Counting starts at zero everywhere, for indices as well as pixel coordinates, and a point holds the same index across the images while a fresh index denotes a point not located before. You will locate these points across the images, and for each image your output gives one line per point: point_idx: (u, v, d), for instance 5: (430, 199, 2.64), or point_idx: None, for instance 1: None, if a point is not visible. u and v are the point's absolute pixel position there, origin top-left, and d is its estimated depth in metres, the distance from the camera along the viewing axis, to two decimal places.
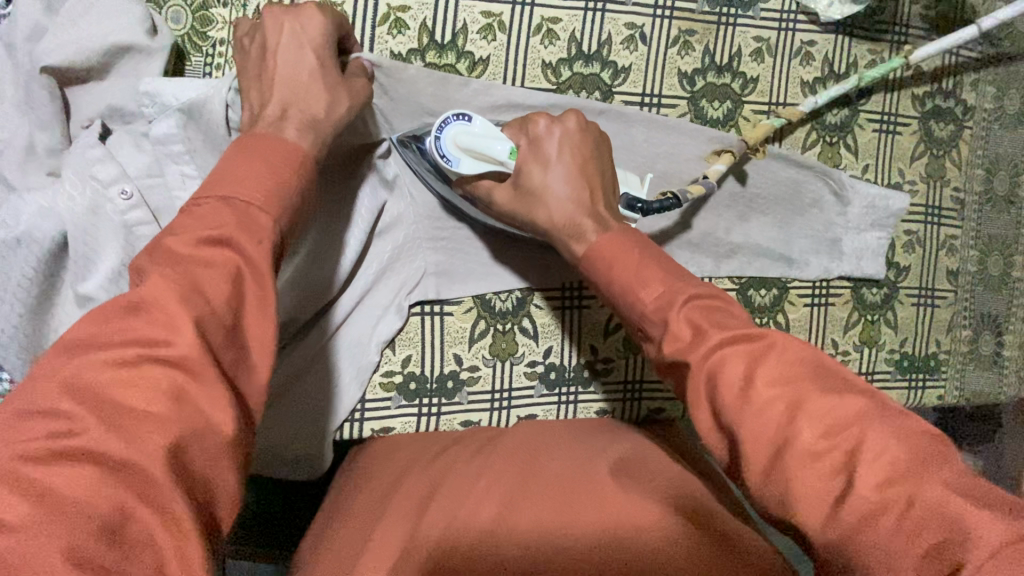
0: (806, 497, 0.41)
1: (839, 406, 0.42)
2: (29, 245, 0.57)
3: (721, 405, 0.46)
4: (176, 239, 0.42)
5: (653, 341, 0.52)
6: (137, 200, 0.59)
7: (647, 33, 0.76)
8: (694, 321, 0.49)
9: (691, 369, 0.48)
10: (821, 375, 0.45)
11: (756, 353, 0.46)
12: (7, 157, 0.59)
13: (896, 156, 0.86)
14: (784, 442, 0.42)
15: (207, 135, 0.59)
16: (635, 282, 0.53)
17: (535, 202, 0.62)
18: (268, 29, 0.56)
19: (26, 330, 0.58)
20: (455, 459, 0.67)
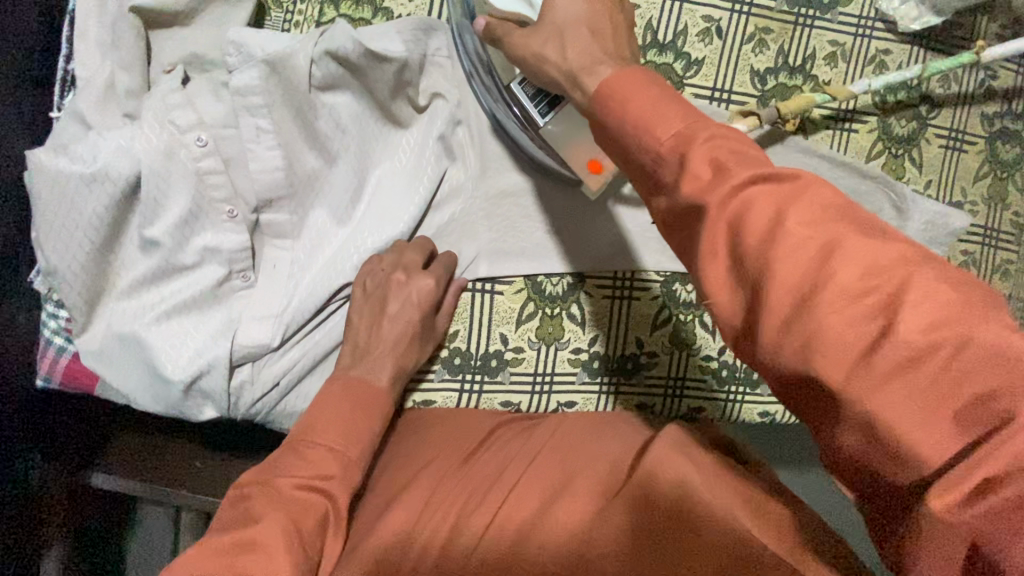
0: (832, 346, 0.32)
1: (879, 249, 0.33)
2: (102, 183, 0.57)
3: (743, 251, 0.36)
4: (285, 479, 0.54)
5: (665, 192, 0.40)
6: (211, 148, 0.59)
7: (723, 27, 0.76)
8: (716, 158, 0.38)
9: (708, 213, 0.37)
10: (858, 219, 0.35)
11: (789, 194, 0.35)
12: (86, 96, 0.58)
13: (960, 174, 0.85)
14: (813, 286, 0.33)
15: (286, 89, 0.60)
16: (648, 118, 0.41)
17: (544, 39, 0.50)
18: (392, 294, 0.67)
19: (92, 269, 0.59)
20: (502, 438, 0.65)
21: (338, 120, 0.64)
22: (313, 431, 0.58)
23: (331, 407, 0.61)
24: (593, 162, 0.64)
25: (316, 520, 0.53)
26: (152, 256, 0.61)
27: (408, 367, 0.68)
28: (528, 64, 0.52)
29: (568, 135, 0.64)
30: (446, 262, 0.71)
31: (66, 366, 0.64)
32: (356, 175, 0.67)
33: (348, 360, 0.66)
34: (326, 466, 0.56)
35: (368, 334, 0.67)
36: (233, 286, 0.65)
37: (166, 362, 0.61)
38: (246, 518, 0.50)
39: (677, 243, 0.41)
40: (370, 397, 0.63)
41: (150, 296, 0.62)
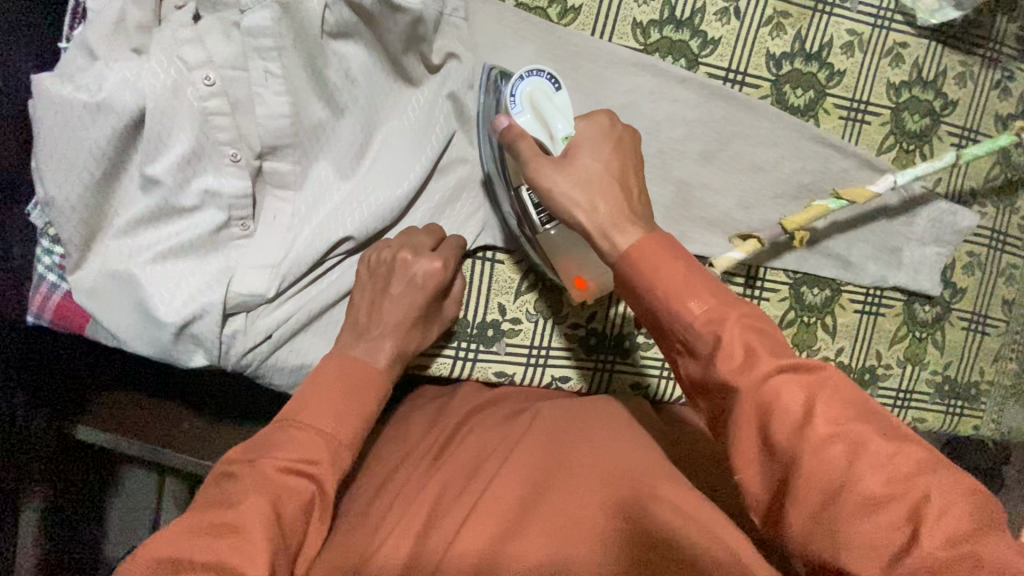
0: (857, 549, 0.37)
1: (900, 455, 0.38)
2: (106, 114, 0.56)
3: (773, 437, 0.39)
4: (270, 460, 0.51)
5: (694, 357, 0.43)
6: (218, 89, 0.58)
7: (742, 8, 0.75)
8: (748, 343, 0.41)
9: (740, 396, 0.40)
10: (876, 419, 0.39)
11: (813, 385, 0.40)
12: (95, 27, 0.57)
13: (970, 174, 0.84)
14: (840, 487, 0.37)
15: (298, 33, 0.59)
16: (677, 291, 0.43)
17: (572, 182, 0.50)
18: (396, 274, 0.65)
19: (89, 203, 0.59)
20: (476, 430, 0.64)
21: (348, 70, 0.64)
22: (306, 412, 0.55)
23: (328, 388, 0.57)
24: (579, 280, 0.64)
25: (300, 505, 0.50)
26: (151, 194, 0.60)
27: (408, 351, 0.66)
28: (551, 195, 0.51)
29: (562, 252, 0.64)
30: (454, 245, 0.69)
31: (58, 303, 0.63)
32: (362, 129, 0.66)
33: (349, 337, 0.64)
34: (312, 450, 0.53)
35: (369, 313, 0.65)
36: (231, 234, 0.64)
37: (159, 304, 0.61)
38: (231, 499, 0.48)
39: (705, 412, 0.44)
40: (367, 376, 0.60)
41: (148, 237, 0.62)
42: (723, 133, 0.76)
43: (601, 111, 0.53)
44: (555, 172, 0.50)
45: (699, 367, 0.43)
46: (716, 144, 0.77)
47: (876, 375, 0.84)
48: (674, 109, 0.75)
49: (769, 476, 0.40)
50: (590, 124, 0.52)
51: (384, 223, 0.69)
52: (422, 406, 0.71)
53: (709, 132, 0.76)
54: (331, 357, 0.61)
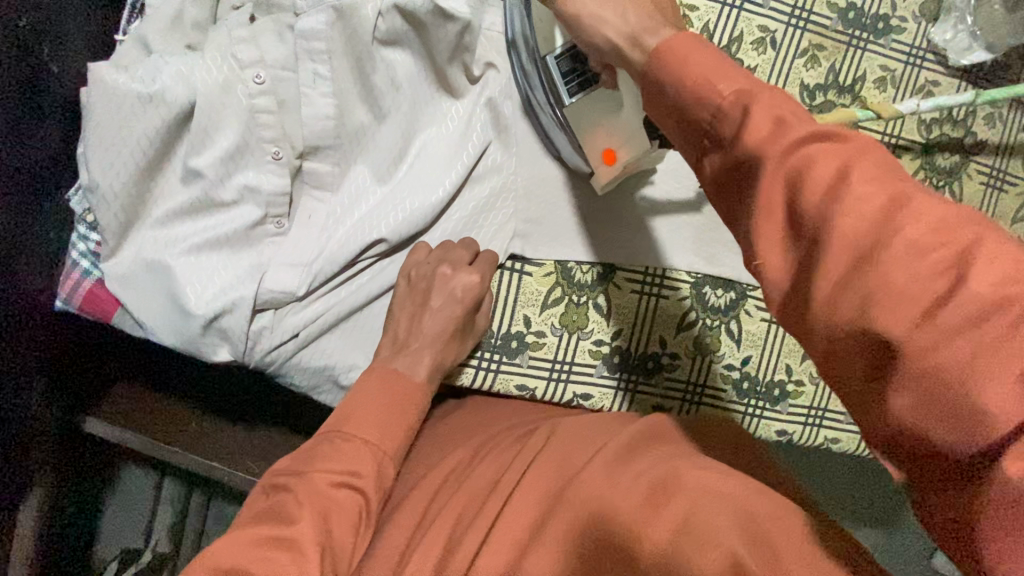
0: (893, 300, 0.32)
1: (948, 211, 0.33)
2: (156, 105, 0.57)
3: (802, 205, 0.35)
4: (320, 472, 0.53)
5: (721, 150, 0.40)
6: (268, 87, 0.60)
7: (778, 39, 0.76)
8: (778, 113, 0.37)
9: (766, 164, 0.36)
10: (924, 186, 0.35)
11: (853, 153, 0.35)
12: (153, 23, 0.59)
13: (999, 214, 0.84)
14: (878, 239, 0.32)
15: (349, 38, 0.60)
16: (708, 75, 0.40)
17: (602, 1, 0.49)
18: (435, 288, 0.66)
19: (131, 192, 0.59)
20: (499, 444, 0.65)
21: (394, 77, 0.65)
22: (351, 423, 0.57)
23: (371, 400, 0.59)
24: (609, 152, 0.63)
25: (347, 517, 0.52)
26: (192, 184, 0.61)
27: (444, 365, 0.66)
28: (580, 26, 0.51)
29: (587, 120, 0.62)
30: (488, 260, 0.69)
31: (88, 290, 0.63)
32: (402, 135, 0.67)
33: (388, 352, 0.65)
34: (358, 462, 0.55)
35: (408, 326, 0.66)
36: (266, 231, 0.64)
37: (190, 295, 0.61)
38: (284, 517, 0.50)
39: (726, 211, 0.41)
40: (407, 390, 0.61)
41: (183, 229, 0.62)
42: None
43: None
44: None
45: (724, 159, 0.39)
46: None
47: None
48: None
49: (793, 259, 0.36)
50: None
51: (418, 229, 0.69)
52: (453, 421, 0.72)
53: None
54: (372, 371, 0.62)
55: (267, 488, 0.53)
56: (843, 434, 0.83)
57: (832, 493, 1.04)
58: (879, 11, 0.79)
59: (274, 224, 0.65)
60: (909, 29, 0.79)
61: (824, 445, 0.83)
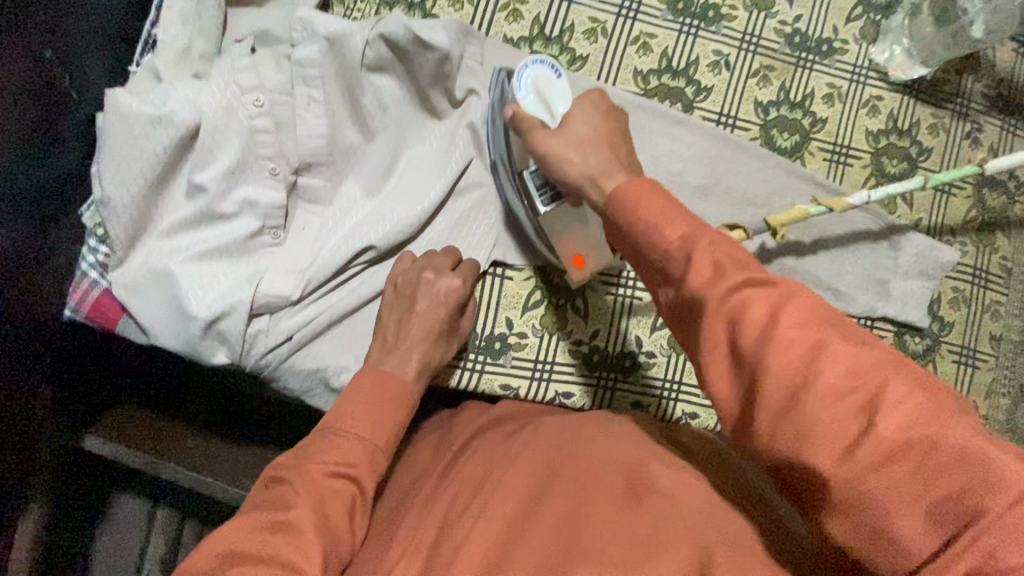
0: (819, 441, 0.38)
1: (861, 354, 0.38)
2: (165, 127, 0.63)
3: (742, 344, 0.40)
4: (316, 464, 0.55)
5: (672, 283, 0.45)
6: (266, 110, 0.66)
7: (731, 62, 0.84)
8: (718, 258, 0.42)
9: (709, 307, 0.42)
10: (841, 326, 0.40)
11: (781, 296, 0.41)
12: (164, 54, 0.66)
13: (949, 215, 0.90)
14: (804, 382, 0.38)
15: (341, 65, 0.67)
16: (657, 219, 0.45)
17: (566, 145, 0.56)
18: (421, 292, 0.70)
19: (138, 206, 0.64)
20: (481, 440, 0.67)
21: (381, 100, 0.71)
22: (345, 419, 0.59)
23: (364, 397, 0.61)
24: (577, 257, 0.70)
25: (344, 504, 0.54)
26: (195, 199, 0.66)
27: (431, 366, 0.68)
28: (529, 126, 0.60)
29: (557, 230, 0.70)
30: (471, 267, 0.74)
31: (95, 299, 0.68)
32: (390, 152, 0.73)
33: (378, 355, 0.67)
34: (352, 454, 0.57)
35: (397, 330, 0.69)
36: (263, 241, 0.70)
37: (191, 299, 0.65)
38: (283, 504, 0.53)
39: (681, 333, 0.46)
40: (394, 388, 0.63)
41: (187, 239, 0.67)
42: (719, 170, 0.83)
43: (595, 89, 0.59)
44: (552, 140, 0.57)
45: (674, 291, 0.45)
46: (712, 178, 0.83)
47: None
48: (671, 147, 0.82)
49: (739, 387, 0.41)
50: (579, 102, 0.58)
51: (405, 237, 0.74)
52: (440, 422, 0.75)
53: (705, 168, 0.83)
54: (363, 372, 0.64)
55: (268, 480, 0.56)
56: None
57: None
58: (822, 36, 0.87)
59: (269, 237, 0.70)
60: (851, 51, 0.87)
61: None
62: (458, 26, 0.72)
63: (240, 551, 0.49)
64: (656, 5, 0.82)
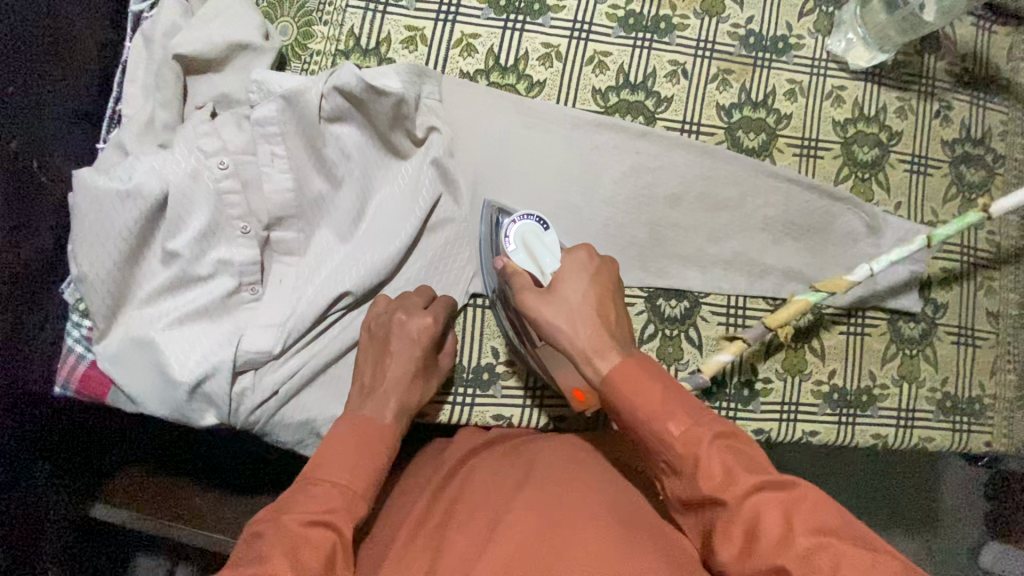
0: None
1: (874, 563, 0.45)
2: (135, 199, 0.64)
3: (762, 547, 0.47)
4: (291, 515, 0.54)
5: (682, 477, 0.52)
6: (231, 171, 0.67)
7: (689, 70, 0.85)
8: (727, 462, 0.50)
9: (728, 509, 0.49)
10: (852, 534, 0.47)
11: (791, 502, 0.48)
12: (129, 128, 0.67)
13: (928, 196, 0.90)
14: None
15: (299, 120, 0.68)
16: (661, 417, 0.52)
17: (555, 311, 0.58)
18: (394, 334, 0.70)
19: (116, 278, 0.66)
20: (477, 470, 0.66)
21: (344, 147, 0.72)
22: (322, 468, 0.58)
23: (342, 441, 0.61)
24: (578, 392, 0.67)
25: (321, 554, 0.52)
26: (171, 265, 0.67)
27: (410, 407, 0.68)
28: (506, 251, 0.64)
29: (556, 362, 0.68)
30: (444, 303, 0.75)
31: (83, 373, 0.69)
32: (358, 197, 0.74)
33: (357, 400, 0.67)
34: (332, 501, 0.56)
35: (373, 374, 0.69)
36: (242, 298, 0.71)
37: (175, 365, 0.66)
38: (256, 559, 0.50)
39: (699, 523, 0.52)
40: (374, 434, 0.62)
41: (167, 304, 0.68)
42: (688, 177, 0.83)
43: (580, 247, 0.62)
44: (542, 308, 0.59)
45: (685, 484, 0.52)
46: (682, 186, 0.83)
47: (874, 396, 0.86)
48: (638, 160, 0.83)
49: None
50: (566, 264, 0.60)
51: (381, 279, 0.74)
52: (430, 453, 0.75)
53: (675, 177, 0.83)
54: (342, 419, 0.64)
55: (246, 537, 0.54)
56: (819, 426, 0.85)
57: (833, 488, 1.04)
58: (777, 34, 0.87)
59: (248, 294, 0.71)
60: (808, 45, 0.88)
61: (805, 439, 0.85)
62: (415, 69, 0.74)
63: None
64: (607, 24, 0.83)
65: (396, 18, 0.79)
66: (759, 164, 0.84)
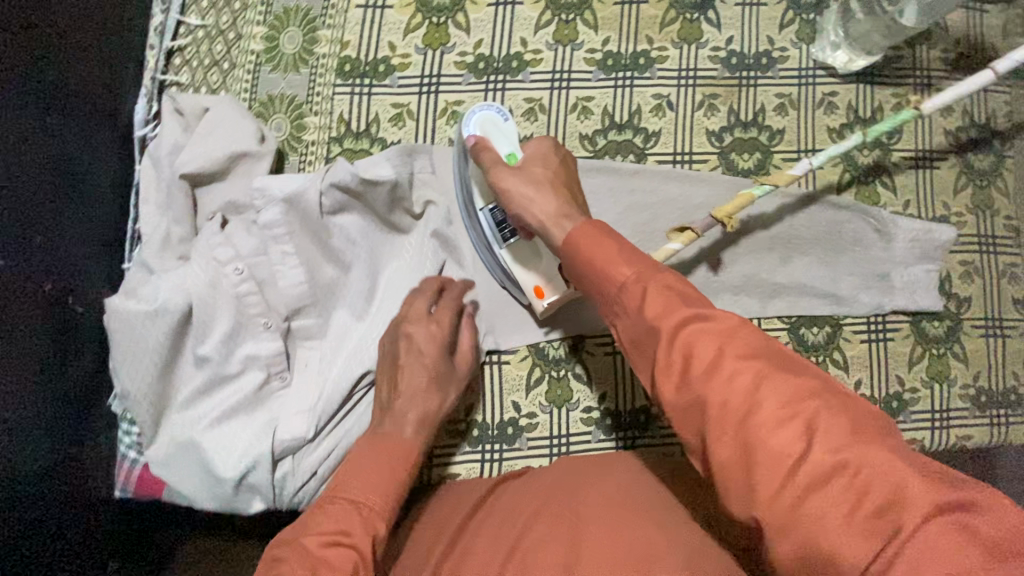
0: (762, 465, 0.40)
1: (796, 381, 0.42)
2: (163, 316, 0.69)
3: (693, 373, 0.44)
4: (311, 537, 0.56)
5: (629, 315, 0.49)
6: (247, 275, 0.71)
7: (674, 101, 0.85)
8: (666, 296, 0.47)
9: (661, 337, 0.46)
10: (782, 358, 0.44)
11: (727, 330, 0.45)
12: (149, 248, 0.72)
13: (938, 190, 0.88)
14: (750, 409, 0.41)
15: (303, 219, 0.72)
16: (610, 263, 0.51)
17: (522, 183, 0.64)
18: (404, 350, 0.73)
19: (157, 390, 0.70)
20: (494, 507, 0.68)
21: (349, 235, 0.75)
22: (345, 483, 0.62)
23: (365, 463, 0.64)
24: (538, 290, 0.74)
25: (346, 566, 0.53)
26: (204, 370, 0.71)
27: (429, 415, 0.71)
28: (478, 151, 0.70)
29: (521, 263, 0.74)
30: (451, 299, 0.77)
31: (138, 476, 0.75)
32: (368, 278, 0.77)
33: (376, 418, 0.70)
34: (345, 522, 0.57)
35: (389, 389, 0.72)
36: (272, 388, 0.74)
37: (219, 462, 0.70)
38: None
39: (643, 364, 0.48)
40: (394, 449, 0.66)
41: (204, 406, 0.72)
42: (685, 209, 0.84)
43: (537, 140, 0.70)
44: (510, 179, 0.65)
45: (629, 319, 0.49)
46: (682, 218, 0.84)
47: (904, 401, 0.85)
48: (633, 199, 0.83)
49: None
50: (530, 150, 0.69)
51: None
52: (459, 486, 0.76)
53: (673, 211, 0.84)
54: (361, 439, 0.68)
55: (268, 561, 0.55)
56: None
57: None
58: (759, 50, 0.87)
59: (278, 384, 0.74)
60: (793, 56, 0.87)
61: None
62: (416, 147, 0.78)
63: None
64: (586, 69, 0.84)
65: (381, 97, 0.82)
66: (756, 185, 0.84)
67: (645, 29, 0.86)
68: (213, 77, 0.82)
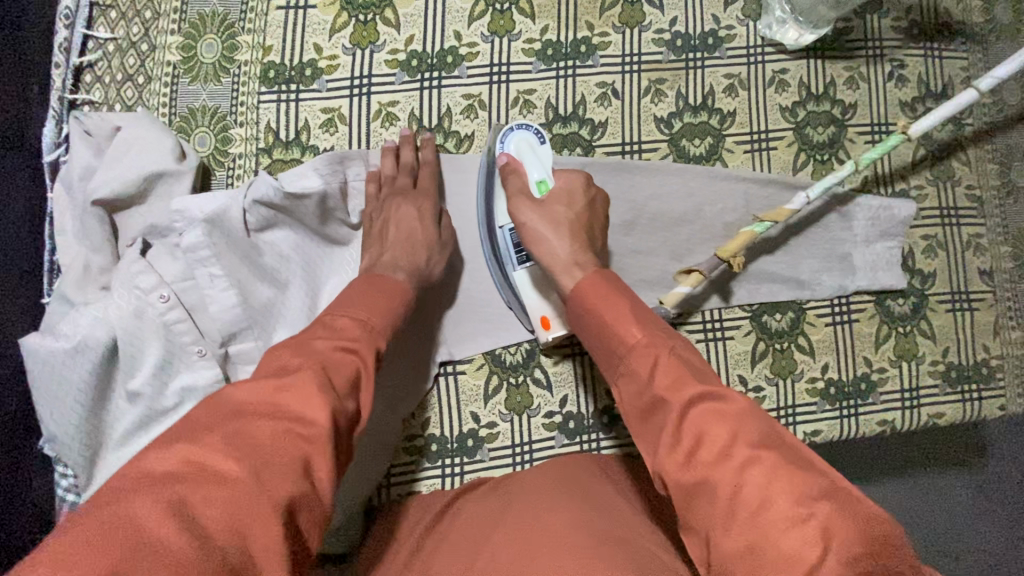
0: (772, 562, 0.38)
1: (810, 479, 0.41)
2: (86, 352, 0.65)
3: (700, 454, 0.44)
4: (321, 340, 0.51)
5: (637, 382, 0.50)
6: (174, 302, 0.67)
7: (619, 89, 0.82)
8: (677, 371, 0.48)
9: (670, 411, 0.47)
10: (795, 452, 0.43)
11: (738, 416, 0.45)
12: (67, 279, 0.67)
13: (897, 163, 0.85)
14: (761, 502, 0.40)
15: (228, 238, 0.69)
16: (624, 327, 0.53)
17: (539, 217, 0.67)
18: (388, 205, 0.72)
19: (86, 430, 0.66)
20: (462, 510, 0.66)
21: (281, 251, 0.72)
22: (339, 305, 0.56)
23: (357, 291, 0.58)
24: (545, 319, 0.73)
25: (348, 375, 0.49)
26: (136, 406, 0.67)
27: (415, 253, 0.69)
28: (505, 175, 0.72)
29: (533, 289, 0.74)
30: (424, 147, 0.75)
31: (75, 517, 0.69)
32: (307, 293, 0.73)
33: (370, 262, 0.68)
34: (349, 334, 0.53)
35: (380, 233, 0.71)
36: None
37: None
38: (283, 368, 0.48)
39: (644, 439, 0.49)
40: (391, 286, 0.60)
41: (139, 442, 0.68)
42: (638, 200, 0.81)
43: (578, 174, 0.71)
44: (529, 212, 0.68)
45: (637, 388, 0.50)
46: (634, 210, 0.81)
47: (872, 382, 0.83)
48: None
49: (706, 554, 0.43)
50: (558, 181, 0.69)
51: None
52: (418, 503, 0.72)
53: (624, 204, 0.80)
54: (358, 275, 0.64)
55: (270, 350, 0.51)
56: (820, 424, 0.82)
57: None
58: (704, 30, 0.83)
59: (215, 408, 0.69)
60: (740, 34, 0.84)
61: (808, 440, 0.82)
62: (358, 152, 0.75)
63: (246, 409, 0.44)
64: (525, 60, 0.81)
65: (310, 103, 0.77)
66: (709, 171, 0.81)
67: (584, 15, 0.82)
68: (128, 92, 0.77)
